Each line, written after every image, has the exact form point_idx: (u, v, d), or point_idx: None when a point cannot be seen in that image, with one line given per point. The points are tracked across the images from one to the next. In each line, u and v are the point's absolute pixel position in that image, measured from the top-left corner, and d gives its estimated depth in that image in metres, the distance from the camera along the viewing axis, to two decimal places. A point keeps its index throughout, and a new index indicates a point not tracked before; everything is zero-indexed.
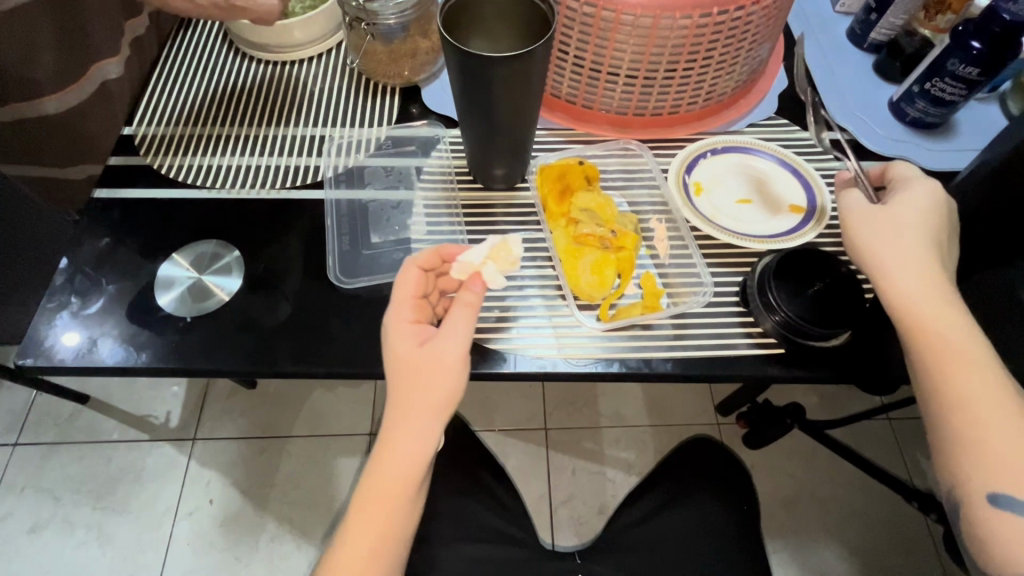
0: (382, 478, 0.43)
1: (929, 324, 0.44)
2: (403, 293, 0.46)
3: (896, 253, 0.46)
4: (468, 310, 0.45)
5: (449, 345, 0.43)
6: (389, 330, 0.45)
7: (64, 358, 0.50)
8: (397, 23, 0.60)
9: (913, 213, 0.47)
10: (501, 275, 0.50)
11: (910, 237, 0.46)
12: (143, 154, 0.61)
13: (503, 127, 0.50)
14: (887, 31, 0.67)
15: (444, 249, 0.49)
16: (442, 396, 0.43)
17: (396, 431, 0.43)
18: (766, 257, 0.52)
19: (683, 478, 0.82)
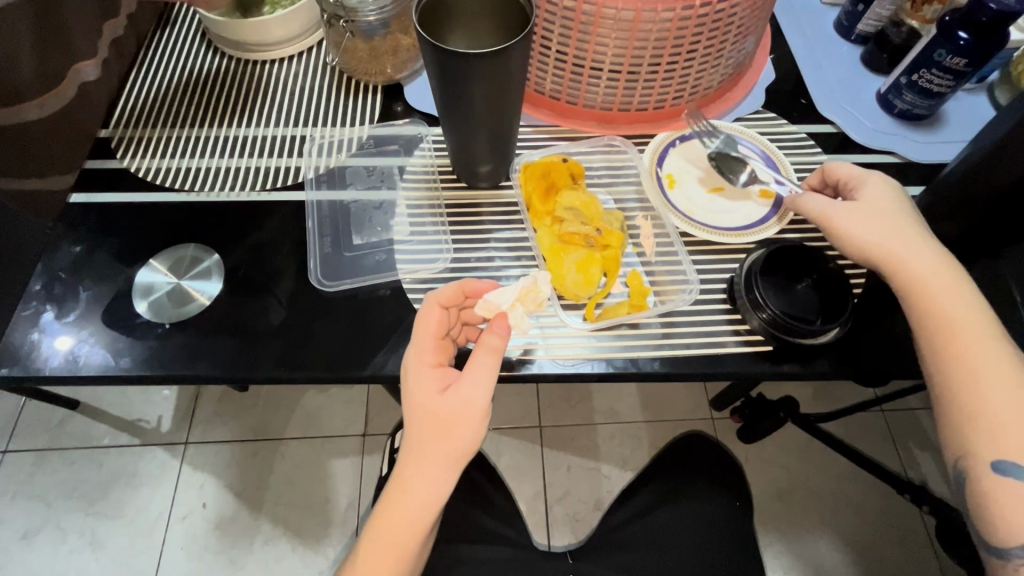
0: (392, 515, 0.43)
1: (931, 294, 0.45)
2: (425, 335, 0.44)
3: (884, 235, 0.47)
4: (493, 356, 0.43)
5: (474, 393, 0.42)
6: (409, 376, 0.43)
7: (41, 366, 0.49)
8: (377, 20, 0.58)
9: (879, 194, 0.49)
10: (528, 319, 0.50)
11: (891, 216, 0.48)
12: (120, 156, 0.60)
13: (485, 126, 0.50)
14: (874, 22, 0.66)
15: (468, 284, 0.47)
16: (463, 447, 0.42)
17: (410, 473, 0.42)
18: (751, 253, 0.51)
19: (676, 471, 0.82)
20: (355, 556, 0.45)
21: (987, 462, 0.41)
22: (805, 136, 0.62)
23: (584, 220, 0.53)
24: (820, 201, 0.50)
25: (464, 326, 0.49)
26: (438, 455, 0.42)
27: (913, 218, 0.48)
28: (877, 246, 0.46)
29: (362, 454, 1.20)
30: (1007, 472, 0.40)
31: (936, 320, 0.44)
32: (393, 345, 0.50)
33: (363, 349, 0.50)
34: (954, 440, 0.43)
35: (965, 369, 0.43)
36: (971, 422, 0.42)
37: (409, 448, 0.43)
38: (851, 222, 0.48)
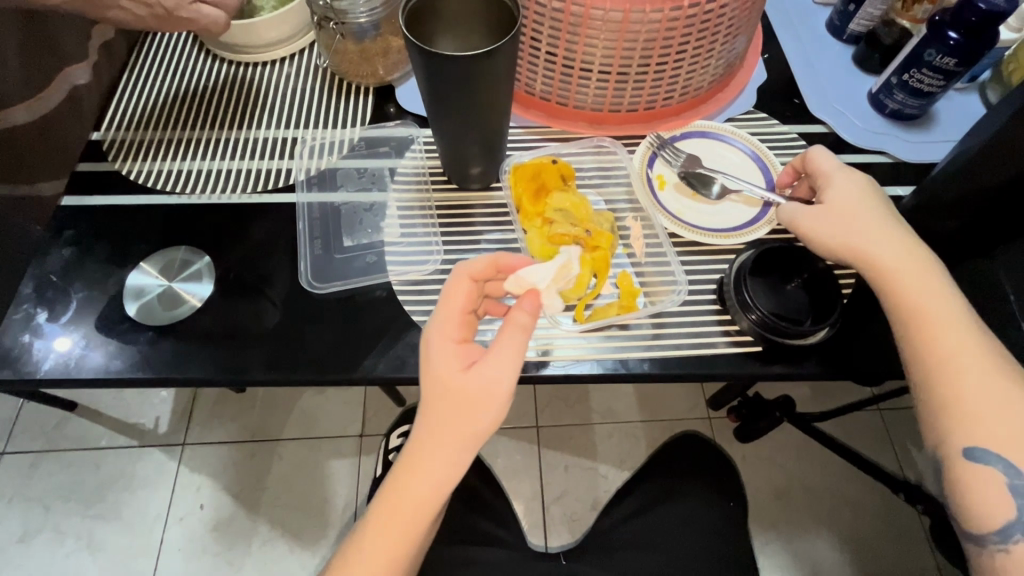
0: (404, 493, 0.43)
1: (908, 289, 0.45)
2: (452, 307, 0.43)
3: (849, 236, 0.46)
4: (521, 333, 0.42)
5: (501, 372, 0.41)
6: (431, 348, 0.42)
7: (30, 370, 0.49)
8: (368, 22, 0.59)
9: (850, 190, 0.48)
10: (558, 298, 0.49)
11: (858, 214, 0.47)
12: (112, 159, 0.59)
13: (476, 127, 0.50)
14: (865, 22, 0.66)
15: (502, 259, 0.46)
16: (484, 425, 0.41)
17: (423, 450, 0.42)
18: (741, 253, 0.52)
19: (670, 472, 0.83)
20: (358, 535, 0.45)
21: (959, 449, 0.41)
22: (796, 137, 0.62)
23: (574, 221, 0.53)
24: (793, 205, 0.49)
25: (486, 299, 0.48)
26: (459, 433, 0.41)
27: (886, 211, 0.47)
28: (852, 248, 0.46)
29: (360, 454, 1.20)
30: (979, 460, 0.41)
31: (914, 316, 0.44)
32: (383, 347, 0.50)
33: (353, 351, 0.50)
34: (930, 429, 0.43)
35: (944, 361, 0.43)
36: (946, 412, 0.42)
37: (425, 421, 0.42)
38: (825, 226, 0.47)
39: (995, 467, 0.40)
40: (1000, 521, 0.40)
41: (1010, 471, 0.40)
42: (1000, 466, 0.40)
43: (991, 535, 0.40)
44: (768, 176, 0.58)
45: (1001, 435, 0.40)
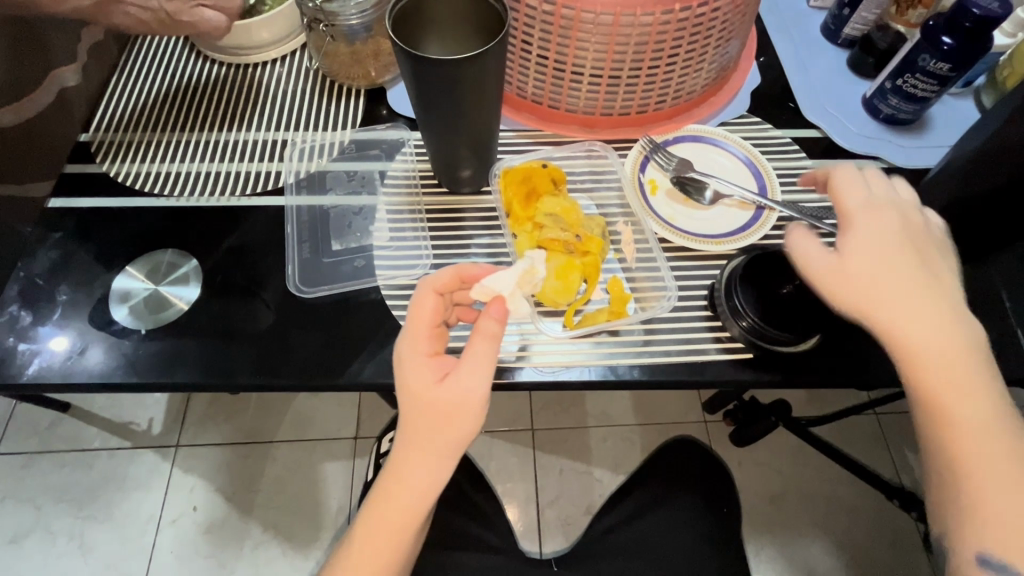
0: (392, 503, 0.42)
1: (941, 365, 0.39)
2: (421, 322, 0.42)
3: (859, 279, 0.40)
4: (491, 341, 0.41)
5: (474, 383, 0.40)
6: (402, 365, 0.42)
7: (13, 374, 0.49)
8: (359, 23, 0.58)
9: (882, 233, 0.41)
10: (526, 303, 0.49)
11: (873, 256, 0.40)
12: (99, 160, 0.59)
13: (464, 131, 0.49)
14: (860, 26, 0.66)
15: (465, 270, 0.45)
16: (462, 437, 0.41)
17: (408, 462, 0.41)
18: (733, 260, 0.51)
19: (663, 478, 0.83)
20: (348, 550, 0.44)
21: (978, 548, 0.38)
22: (790, 141, 0.62)
23: (564, 225, 0.53)
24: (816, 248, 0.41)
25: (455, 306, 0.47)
26: (438, 446, 0.41)
27: (918, 262, 0.41)
28: (881, 307, 0.39)
29: (354, 457, 1.20)
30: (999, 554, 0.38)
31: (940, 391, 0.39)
32: (371, 352, 0.50)
33: (340, 355, 0.50)
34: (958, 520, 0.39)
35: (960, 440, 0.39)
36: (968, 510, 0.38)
37: (405, 439, 0.41)
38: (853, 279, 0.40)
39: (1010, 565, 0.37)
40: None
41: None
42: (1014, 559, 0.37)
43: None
44: (761, 182, 0.58)
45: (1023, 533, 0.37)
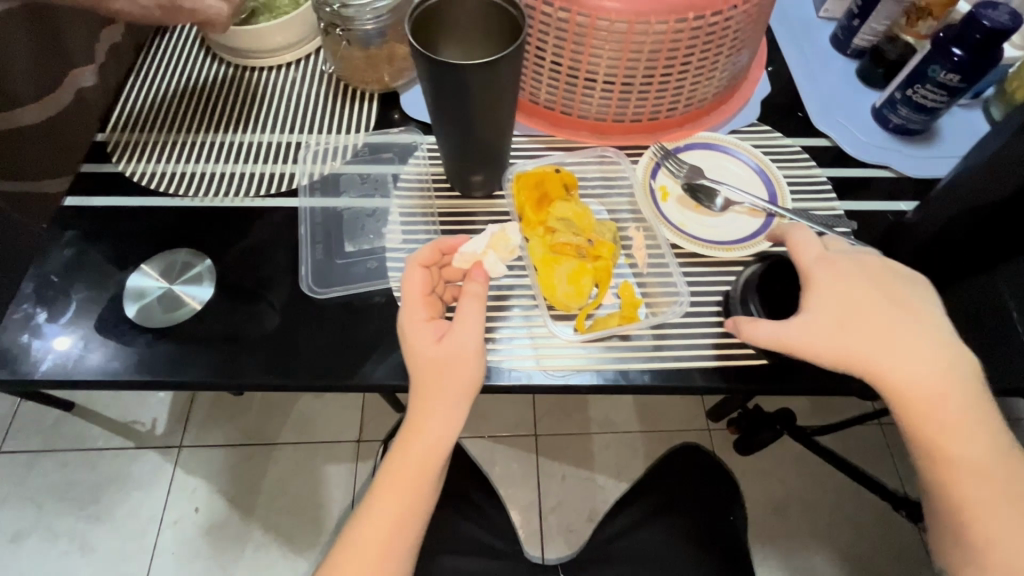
0: (407, 453, 0.46)
1: (920, 403, 0.42)
2: (411, 294, 0.46)
3: (837, 345, 0.43)
4: (477, 301, 0.46)
5: (468, 337, 0.45)
6: (404, 332, 0.46)
7: (27, 370, 0.49)
8: (375, 28, 0.58)
9: (840, 294, 0.44)
10: (502, 266, 0.52)
11: (841, 315, 0.44)
12: (116, 160, 0.60)
13: (479, 137, 0.50)
14: (869, 37, 0.66)
15: (443, 242, 0.49)
16: (465, 386, 0.45)
17: (421, 416, 0.45)
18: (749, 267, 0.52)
19: (668, 487, 0.83)
20: (368, 503, 0.48)
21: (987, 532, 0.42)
22: (801, 150, 0.62)
23: (576, 231, 0.52)
24: (779, 328, 0.44)
25: (449, 284, 0.50)
26: (447, 394, 0.45)
27: (881, 309, 0.44)
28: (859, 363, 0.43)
29: (356, 460, 1.19)
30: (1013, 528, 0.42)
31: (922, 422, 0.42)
32: (383, 352, 0.50)
33: (353, 357, 0.50)
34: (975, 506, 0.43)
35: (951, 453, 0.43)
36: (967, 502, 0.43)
37: (416, 396, 0.46)
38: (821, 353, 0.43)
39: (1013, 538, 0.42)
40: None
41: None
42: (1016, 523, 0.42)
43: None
44: (771, 190, 0.58)
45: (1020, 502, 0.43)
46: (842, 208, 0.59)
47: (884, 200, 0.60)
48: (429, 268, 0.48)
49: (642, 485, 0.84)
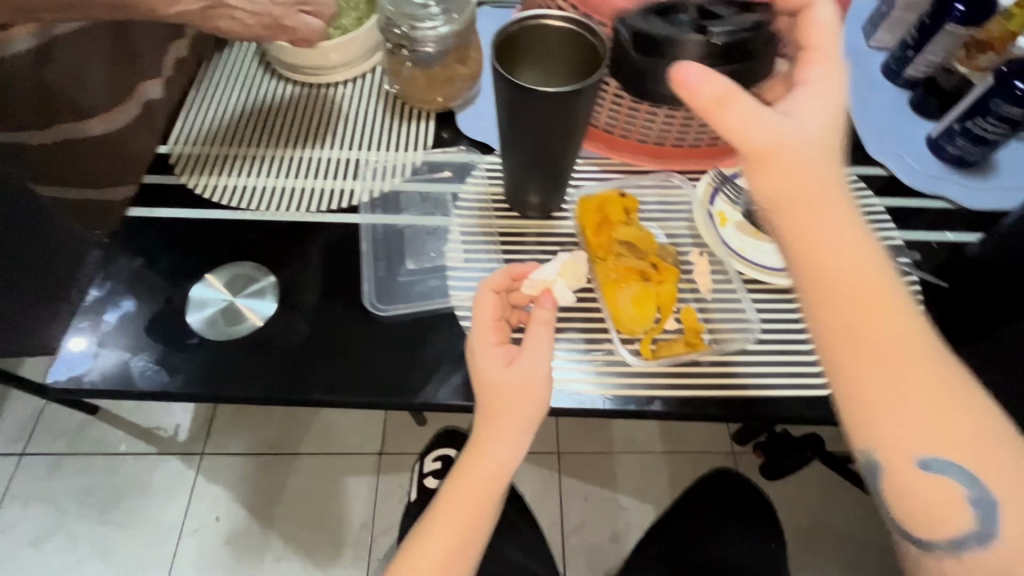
0: (470, 474, 0.45)
1: (875, 315, 0.34)
2: (482, 318, 0.47)
3: (769, 164, 0.34)
4: (546, 328, 0.46)
5: (537, 362, 0.45)
6: (475, 355, 0.46)
7: (94, 379, 0.50)
8: (436, 50, 0.58)
9: (820, 128, 0.35)
10: (570, 293, 0.52)
11: (807, 155, 0.35)
12: (179, 173, 0.61)
13: (546, 160, 0.51)
14: (924, 68, 0.66)
15: (514, 268, 0.50)
16: (534, 410, 0.44)
17: (488, 435, 0.45)
18: (676, 17, 0.41)
19: (701, 512, 0.82)
20: (425, 523, 0.46)
21: (918, 457, 0.33)
22: (855, 179, 0.63)
23: (641, 254, 0.53)
24: (737, 130, 0.34)
25: (515, 310, 0.51)
26: (515, 418, 0.44)
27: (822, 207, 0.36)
28: (790, 196, 0.35)
29: (378, 473, 1.17)
30: (933, 469, 0.33)
31: (869, 308, 0.34)
32: (445, 372, 0.50)
33: (415, 376, 0.50)
34: (879, 438, 0.34)
35: (875, 341, 0.34)
36: (897, 416, 0.33)
37: (483, 417, 0.45)
38: (798, 220, 0.35)
39: (952, 475, 0.33)
40: (955, 530, 0.33)
41: (966, 477, 0.33)
42: (959, 474, 0.33)
43: (939, 540, 0.33)
44: None
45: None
46: (900, 239, 0.59)
47: (940, 231, 0.60)
48: (499, 293, 0.49)
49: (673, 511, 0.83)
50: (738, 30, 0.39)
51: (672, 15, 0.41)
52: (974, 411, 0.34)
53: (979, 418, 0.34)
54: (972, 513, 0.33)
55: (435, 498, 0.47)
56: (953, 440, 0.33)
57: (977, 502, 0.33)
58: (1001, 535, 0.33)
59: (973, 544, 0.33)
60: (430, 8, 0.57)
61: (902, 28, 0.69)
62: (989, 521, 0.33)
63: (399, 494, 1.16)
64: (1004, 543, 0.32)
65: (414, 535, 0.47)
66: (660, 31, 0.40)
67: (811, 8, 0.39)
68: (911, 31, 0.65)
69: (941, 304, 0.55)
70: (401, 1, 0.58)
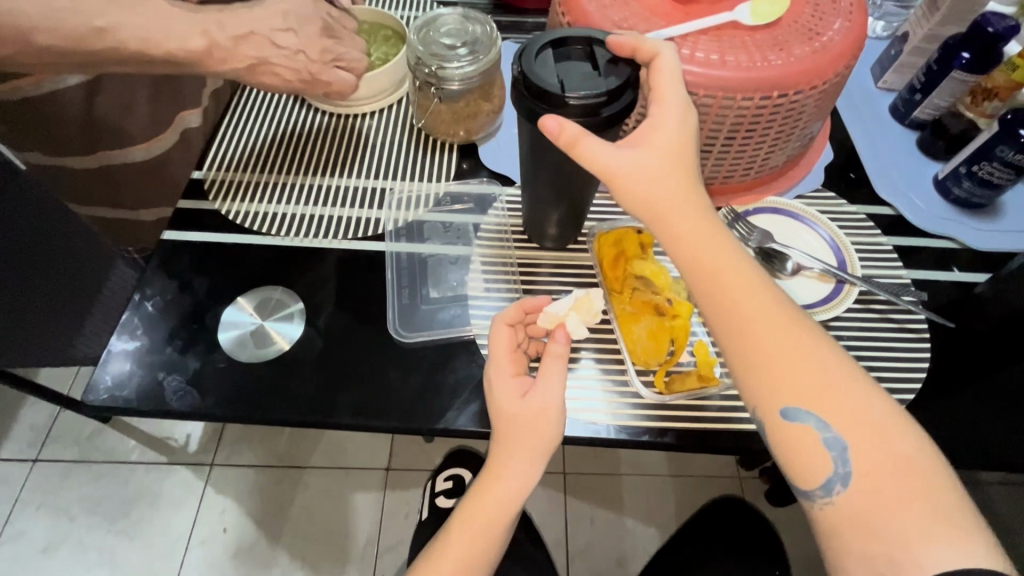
0: (483, 499, 0.45)
1: (733, 289, 0.43)
2: (498, 350, 0.48)
3: (644, 185, 0.43)
4: (560, 361, 0.47)
5: (551, 395, 0.45)
6: (492, 386, 0.47)
7: (130, 397, 0.52)
8: (460, 87, 0.60)
9: (672, 135, 0.43)
10: (584, 327, 0.53)
11: (668, 161, 0.43)
12: (212, 198, 0.63)
13: (567, 195, 0.53)
14: (932, 110, 0.68)
15: (526, 302, 0.51)
16: (547, 441, 0.45)
17: (502, 463, 0.45)
18: (572, 64, 0.44)
19: (707, 541, 0.82)
20: (436, 549, 0.46)
21: (778, 411, 0.42)
22: (865, 218, 0.65)
23: (655, 289, 0.55)
24: (603, 158, 0.42)
25: (532, 340, 0.53)
26: (528, 448, 0.45)
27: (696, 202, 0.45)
28: (651, 203, 0.43)
29: (385, 489, 1.14)
30: (796, 419, 0.41)
31: (719, 287, 0.43)
32: (465, 399, 0.52)
33: (436, 402, 0.52)
34: (749, 396, 0.43)
35: (734, 313, 0.43)
36: (758, 376, 0.42)
37: (498, 445, 0.46)
38: (664, 228, 0.44)
39: (809, 424, 0.41)
40: (820, 477, 0.40)
41: (821, 425, 0.41)
42: (814, 422, 0.41)
43: (815, 489, 0.40)
44: (839, 258, 0.61)
45: (877, 428, 0.40)
46: (909, 278, 0.61)
47: (946, 270, 0.62)
48: (513, 326, 0.50)
49: (679, 537, 0.85)
50: (625, 73, 0.43)
51: (569, 59, 0.44)
52: (823, 367, 0.42)
53: (839, 376, 0.42)
54: (831, 459, 0.40)
55: (445, 525, 0.47)
56: (802, 395, 0.41)
57: (833, 447, 0.40)
58: (855, 477, 0.39)
59: (838, 488, 0.40)
60: (457, 49, 0.58)
61: (910, 72, 0.72)
62: (845, 466, 0.40)
63: (406, 512, 1.13)
64: (860, 487, 0.39)
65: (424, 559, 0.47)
66: (547, 80, 0.42)
67: (658, 54, 0.44)
68: (919, 75, 0.67)
69: (951, 342, 0.56)
70: (430, 40, 0.59)
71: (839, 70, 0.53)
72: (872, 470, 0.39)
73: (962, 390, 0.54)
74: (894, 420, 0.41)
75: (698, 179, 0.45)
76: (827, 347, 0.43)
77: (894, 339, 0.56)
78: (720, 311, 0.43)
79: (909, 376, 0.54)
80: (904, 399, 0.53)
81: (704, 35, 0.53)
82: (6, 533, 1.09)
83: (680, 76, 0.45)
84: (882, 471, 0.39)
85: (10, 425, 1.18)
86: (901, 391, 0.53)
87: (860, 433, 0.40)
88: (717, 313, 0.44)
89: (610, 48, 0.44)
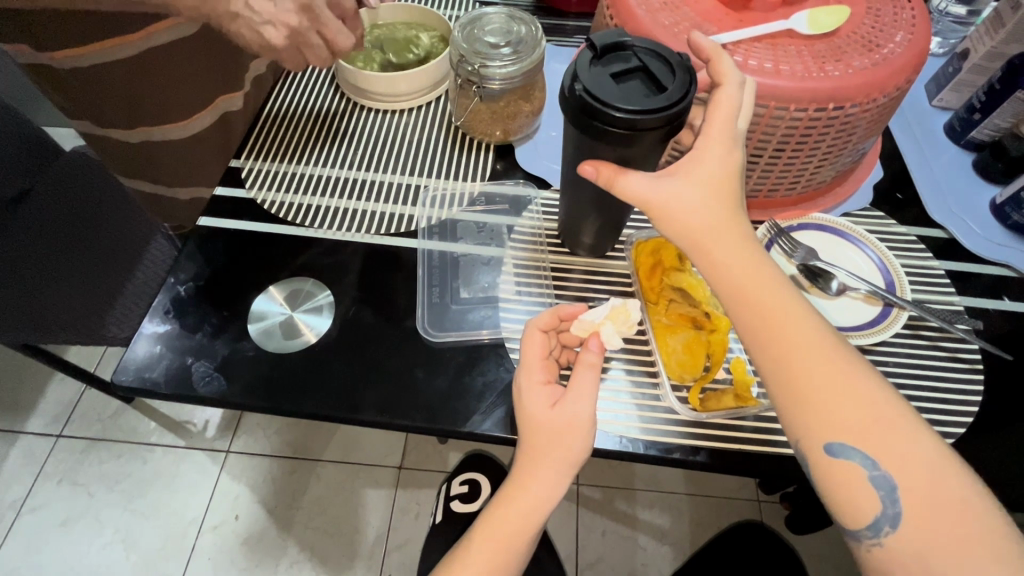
0: (509, 510, 0.44)
1: (775, 313, 0.41)
2: (531, 356, 0.47)
3: (683, 211, 0.42)
4: (594, 371, 0.45)
5: (582, 406, 0.44)
6: (522, 392, 0.46)
7: (158, 380, 0.52)
8: (501, 87, 0.59)
9: (717, 164, 0.42)
10: (619, 337, 0.51)
11: (710, 185, 0.42)
12: (248, 187, 0.63)
13: (608, 206, 0.52)
14: (990, 131, 0.65)
15: (562, 309, 0.50)
16: (575, 453, 0.44)
17: (529, 473, 0.44)
18: (631, 76, 0.41)
19: (723, 567, 0.80)
20: (459, 555, 0.45)
21: (821, 446, 0.39)
22: (915, 240, 0.62)
23: (694, 302, 0.54)
24: (642, 181, 0.42)
25: (565, 348, 0.52)
26: (555, 459, 0.44)
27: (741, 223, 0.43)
28: (692, 231, 0.42)
29: (397, 487, 1.13)
30: (840, 455, 0.39)
31: (762, 318, 0.42)
32: (490, 404, 0.51)
33: (462, 405, 0.51)
34: (790, 429, 0.41)
35: (777, 345, 0.41)
36: (801, 411, 0.40)
37: (525, 455, 0.45)
38: (705, 251, 0.43)
39: (855, 461, 0.39)
40: (867, 515, 0.38)
41: (868, 462, 0.38)
42: (861, 459, 0.38)
43: (862, 529, 0.38)
44: (888, 279, 0.58)
45: (928, 469, 0.38)
46: (962, 305, 0.58)
47: (999, 299, 0.59)
48: (546, 332, 0.49)
49: (691, 567, 0.80)
50: (682, 87, 0.40)
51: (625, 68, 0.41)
52: (872, 404, 0.39)
53: (889, 414, 0.39)
54: (879, 498, 0.38)
55: (469, 530, 0.46)
56: (852, 433, 0.39)
57: (881, 486, 0.38)
58: (906, 518, 0.37)
59: (886, 529, 0.37)
60: (501, 47, 0.57)
61: (968, 90, 0.68)
62: (894, 505, 0.37)
63: (416, 512, 1.11)
64: (912, 527, 0.37)
65: (447, 563, 0.46)
66: (599, 89, 0.40)
67: (720, 85, 0.43)
68: (980, 94, 0.64)
69: (1005, 375, 0.53)
70: (474, 37, 0.58)
71: (899, 84, 0.51)
72: (924, 510, 0.37)
73: (1016, 427, 0.51)
74: (948, 463, 0.38)
75: (742, 206, 0.44)
76: (876, 382, 0.40)
77: (943, 368, 0.53)
78: (761, 342, 0.42)
79: (959, 407, 0.51)
80: (954, 432, 0.50)
81: (758, 43, 0.51)
82: (27, 506, 1.11)
83: (735, 107, 0.43)
84: (935, 514, 0.36)
85: (38, 399, 1.20)
86: (949, 422, 0.51)
87: (912, 471, 0.37)
88: (757, 344, 0.42)
89: (671, 94, 0.39)
